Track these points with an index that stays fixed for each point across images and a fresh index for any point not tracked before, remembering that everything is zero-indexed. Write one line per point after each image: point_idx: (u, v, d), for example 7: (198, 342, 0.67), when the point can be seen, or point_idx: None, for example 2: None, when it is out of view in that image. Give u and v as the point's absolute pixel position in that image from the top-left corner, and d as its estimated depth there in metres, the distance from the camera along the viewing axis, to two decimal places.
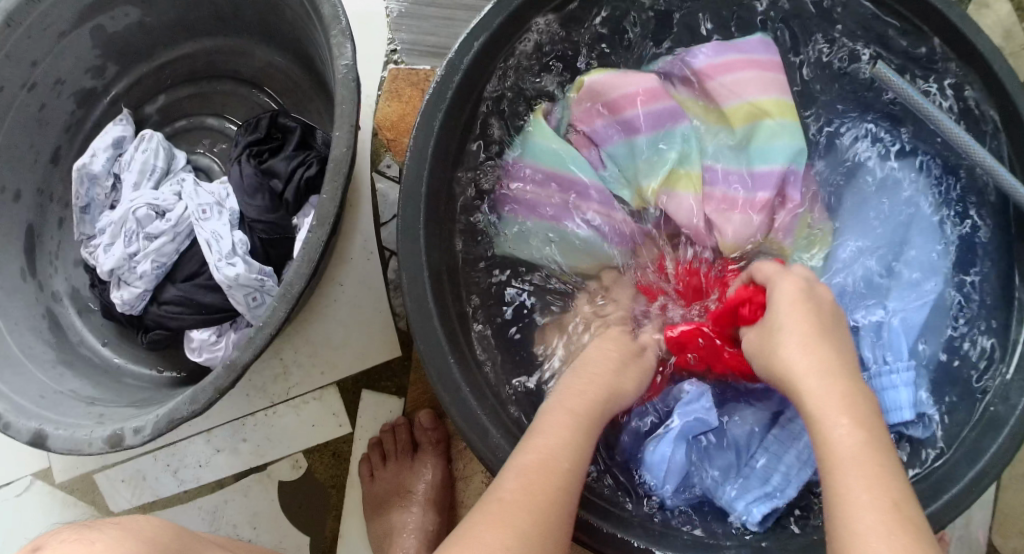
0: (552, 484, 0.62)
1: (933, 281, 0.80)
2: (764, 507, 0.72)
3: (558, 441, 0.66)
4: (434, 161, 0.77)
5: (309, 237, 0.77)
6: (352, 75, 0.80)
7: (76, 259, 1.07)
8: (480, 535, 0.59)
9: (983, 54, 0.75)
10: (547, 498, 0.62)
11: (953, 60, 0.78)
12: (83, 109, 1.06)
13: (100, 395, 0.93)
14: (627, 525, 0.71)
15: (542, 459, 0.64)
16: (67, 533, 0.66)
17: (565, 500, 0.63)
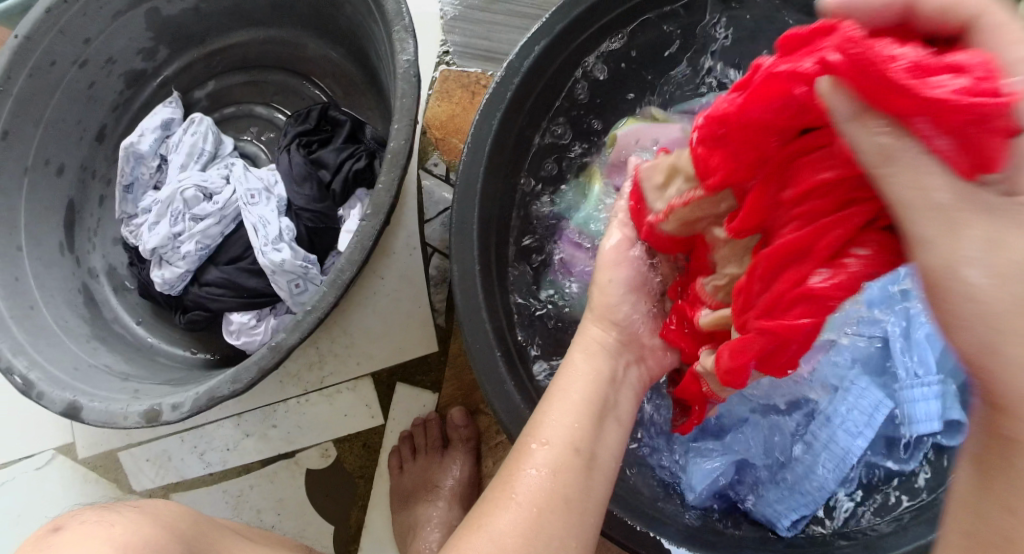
0: (570, 475, 0.58)
1: None
2: (797, 514, 0.74)
3: (557, 429, 0.60)
4: (490, 159, 0.78)
5: (363, 226, 0.79)
6: (412, 70, 0.81)
7: (114, 237, 1.08)
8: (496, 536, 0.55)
9: None
10: (540, 498, 0.57)
11: None
12: (132, 90, 1.07)
13: (133, 372, 0.93)
14: (662, 526, 0.70)
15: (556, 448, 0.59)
16: (89, 514, 0.62)
17: (583, 490, 0.58)
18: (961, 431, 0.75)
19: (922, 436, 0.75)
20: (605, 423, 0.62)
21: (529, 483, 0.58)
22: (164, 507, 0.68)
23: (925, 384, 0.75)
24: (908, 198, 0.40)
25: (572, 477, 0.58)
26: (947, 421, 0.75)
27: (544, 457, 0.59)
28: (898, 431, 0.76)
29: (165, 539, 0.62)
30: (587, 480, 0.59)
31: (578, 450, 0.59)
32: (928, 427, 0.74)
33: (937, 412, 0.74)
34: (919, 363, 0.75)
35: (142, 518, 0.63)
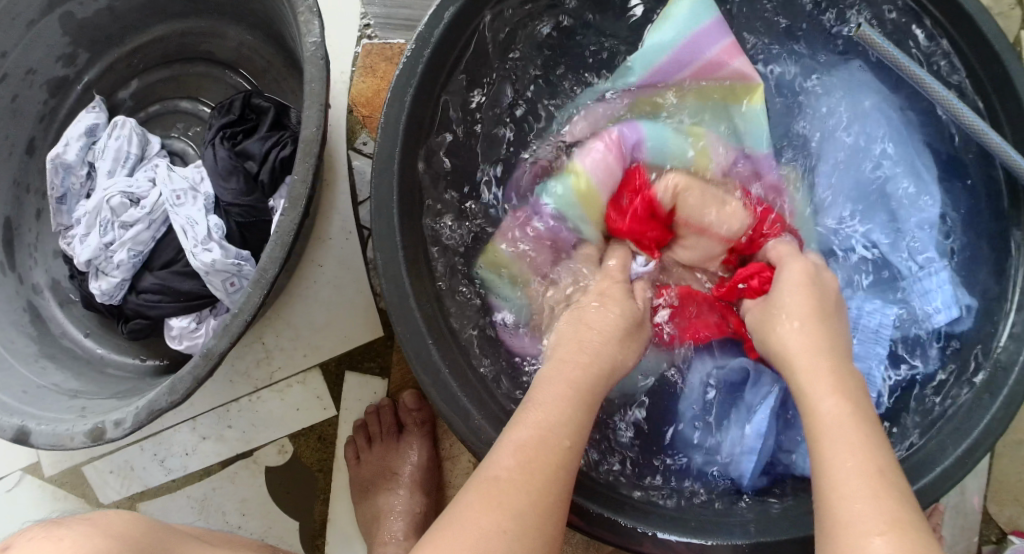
0: (548, 459, 0.61)
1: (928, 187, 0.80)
2: None
3: (558, 403, 0.65)
4: (407, 136, 0.74)
5: (282, 221, 0.74)
6: (320, 52, 0.77)
7: (56, 250, 1.06)
8: (473, 518, 0.58)
9: (970, 12, 0.74)
10: (520, 477, 0.60)
11: (942, 23, 0.77)
12: (56, 99, 1.04)
13: (84, 388, 0.91)
14: (618, 505, 0.70)
15: (541, 435, 0.62)
16: (34, 532, 0.66)
17: (563, 473, 0.62)
18: (972, 313, 0.77)
19: (937, 326, 0.78)
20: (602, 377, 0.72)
21: (525, 473, 0.60)
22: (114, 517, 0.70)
23: (930, 274, 0.79)
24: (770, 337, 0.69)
25: (555, 455, 0.62)
26: (959, 305, 0.78)
27: (528, 437, 0.62)
28: (915, 332, 0.80)
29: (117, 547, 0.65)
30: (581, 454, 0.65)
31: (580, 429, 0.64)
32: (941, 317, 0.78)
33: (946, 300, 0.78)
34: (921, 255, 0.80)
35: (90, 529, 0.66)
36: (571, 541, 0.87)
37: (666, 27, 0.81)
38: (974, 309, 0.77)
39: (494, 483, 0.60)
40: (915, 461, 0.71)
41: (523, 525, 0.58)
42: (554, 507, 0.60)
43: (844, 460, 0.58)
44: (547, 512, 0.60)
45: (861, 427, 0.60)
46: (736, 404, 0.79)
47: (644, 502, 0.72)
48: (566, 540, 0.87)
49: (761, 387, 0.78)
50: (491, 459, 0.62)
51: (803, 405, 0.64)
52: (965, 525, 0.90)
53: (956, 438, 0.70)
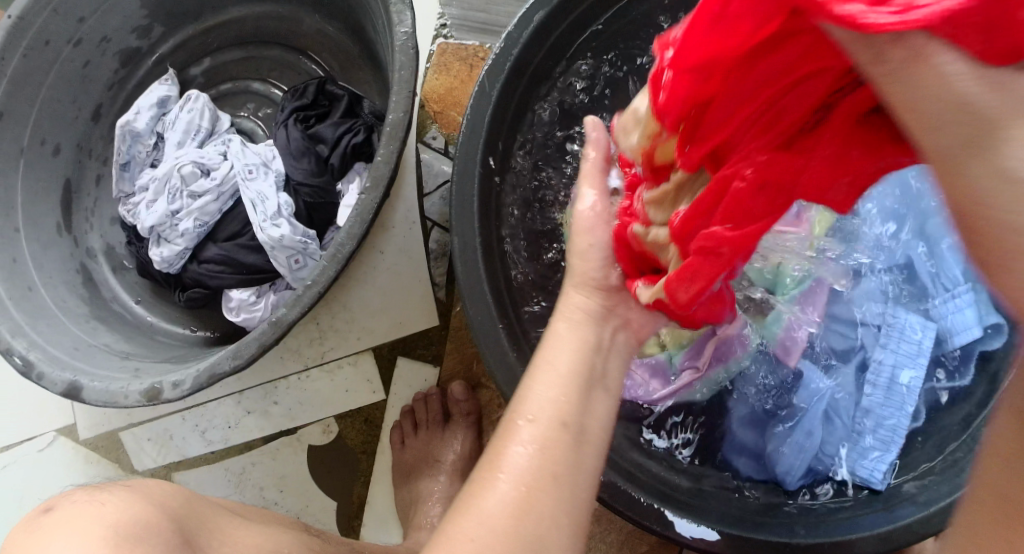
0: (551, 461, 0.54)
1: None
2: (882, 466, 0.76)
3: (541, 402, 0.56)
4: (490, 130, 0.78)
5: (361, 200, 0.78)
6: (410, 42, 0.80)
7: (112, 217, 1.07)
8: (463, 533, 0.52)
9: None
10: (527, 478, 0.53)
11: None
12: (127, 69, 1.06)
13: (134, 351, 0.93)
14: (666, 498, 0.73)
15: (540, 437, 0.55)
16: (80, 495, 0.62)
17: (572, 473, 0.55)
18: (1002, 330, 0.78)
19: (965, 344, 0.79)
20: (606, 345, 0.62)
21: (498, 498, 0.53)
22: (157, 486, 0.68)
23: (957, 295, 0.78)
24: (952, 114, 0.34)
25: (564, 453, 0.55)
26: (985, 324, 0.78)
27: (531, 434, 0.55)
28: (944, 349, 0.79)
29: (157, 517, 0.62)
30: (580, 455, 0.56)
31: (566, 425, 0.56)
32: (968, 335, 0.78)
33: (975, 319, 0.78)
34: (946, 278, 0.79)
35: (135, 496, 0.63)
36: (606, 540, 0.88)
37: None
38: (1005, 327, 0.78)
39: (466, 504, 0.54)
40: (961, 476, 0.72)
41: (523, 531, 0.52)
42: (539, 519, 0.52)
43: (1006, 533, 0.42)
44: (529, 526, 0.52)
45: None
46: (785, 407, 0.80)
47: (687, 496, 0.75)
48: (603, 540, 0.88)
49: (812, 392, 0.79)
50: (470, 483, 0.56)
51: None
52: None
53: None
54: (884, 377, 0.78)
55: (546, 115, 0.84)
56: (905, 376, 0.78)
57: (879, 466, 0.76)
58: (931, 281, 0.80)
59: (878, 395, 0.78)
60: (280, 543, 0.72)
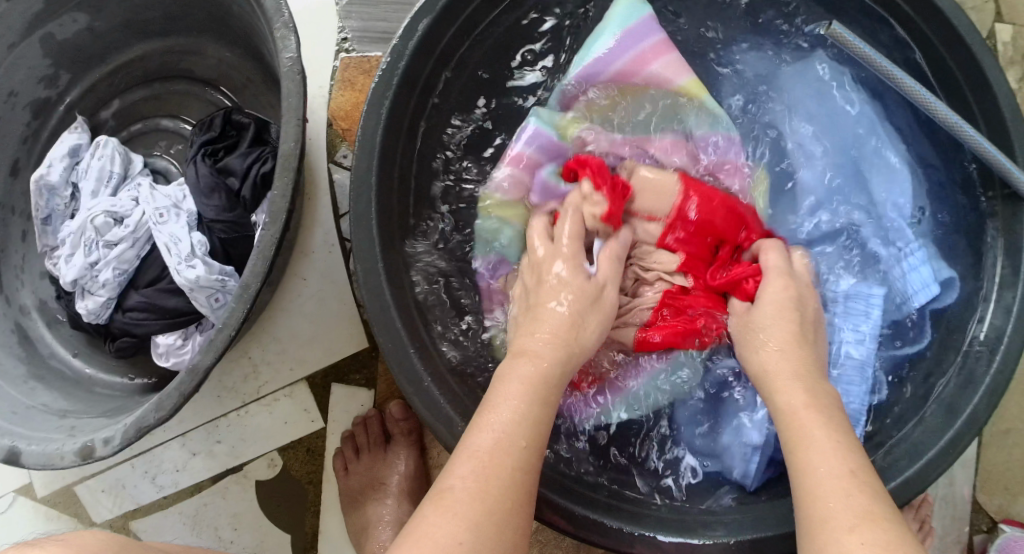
0: (510, 466, 0.59)
1: (902, 170, 0.81)
2: None
3: (511, 416, 0.61)
4: (385, 148, 0.75)
5: (263, 236, 0.75)
6: (297, 67, 0.78)
7: (43, 271, 1.06)
8: (430, 528, 0.55)
9: (944, 10, 0.75)
10: (484, 481, 0.57)
11: (917, 20, 0.78)
12: (39, 120, 1.04)
13: (72, 407, 0.91)
14: (608, 509, 0.71)
15: (497, 442, 0.59)
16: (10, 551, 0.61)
17: (526, 479, 0.59)
18: (954, 287, 0.79)
19: (921, 305, 0.79)
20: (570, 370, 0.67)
21: (467, 495, 0.57)
22: (92, 535, 0.67)
23: (910, 254, 0.79)
24: (748, 332, 0.72)
25: (521, 457, 0.59)
26: (942, 281, 0.79)
27: (490, 441, 0.60)
28: (905, 311, 0.80)
29: None
30: (539, 464, 0.61)
31: (532, 437, 0.61)
32: (928, 293, 0.78)
33: (931, 277, 0.78)
34: (897, 238, 0.80)
35: (63, 546, 0.63)
36: (562, 544, 0.88)
37: (603, 26, 0.82)
38: (956, 284, 0.79)
39: (440, 502, 0.56)
40: (903, 453, 0.72)
41: (487, 533, 0.55)
42: (513, 521, 0.57)
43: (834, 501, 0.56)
44: (505, 528, 0.56)
45: (858, 477, 0.57)
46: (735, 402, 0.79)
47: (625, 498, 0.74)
48: (557, 544, 0.88)
49: (760, 384, 0.78)
50: (441, 480, 0.59)
51: (794, 466, 0.60)
52: (956, 516, 0.91)
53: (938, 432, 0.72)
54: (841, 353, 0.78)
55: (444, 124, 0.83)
56: (856, 348, 0.78)
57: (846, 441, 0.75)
58: (878, 243, 0.81)
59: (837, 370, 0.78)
60: None
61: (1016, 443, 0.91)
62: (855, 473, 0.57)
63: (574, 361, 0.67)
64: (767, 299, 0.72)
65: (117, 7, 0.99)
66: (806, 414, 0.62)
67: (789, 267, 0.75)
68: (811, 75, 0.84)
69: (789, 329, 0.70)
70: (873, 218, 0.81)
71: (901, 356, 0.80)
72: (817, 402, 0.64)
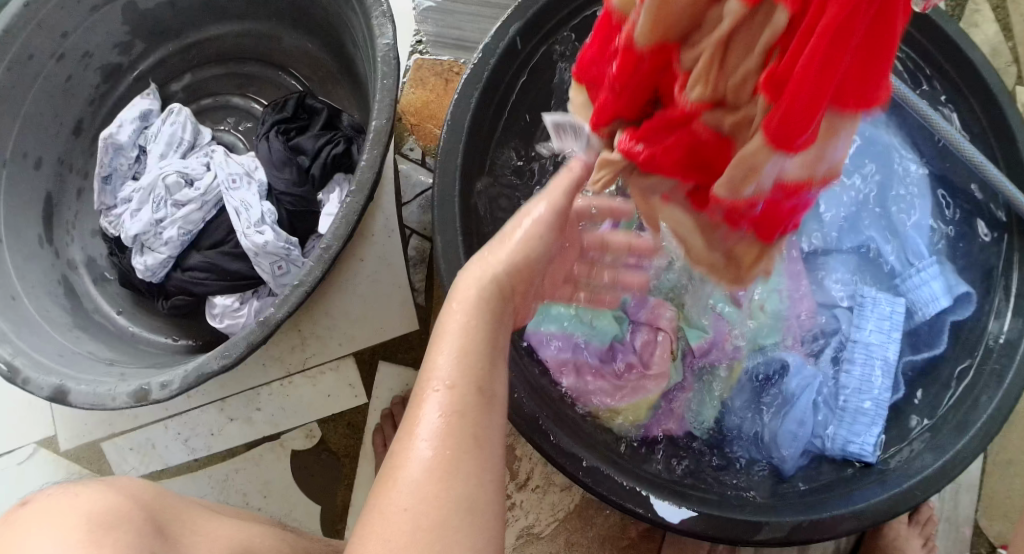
0: (462, 431, 0.53)
1: (923, 200, 0.89)
2: (871, 439, 0.81)
3: (451, 370, 0.55)
4: (469, 135, 0.81)
5: (349, 202, 0.79)
6: (392, 53, 0.84)
7: (93, 230, 1.07)
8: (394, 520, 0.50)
9: (978, 67, 0.82)
10: (445, 456, 0.52)
11: (944, 71, 0.84)
12: (108, 84, 1.08)
13: (119, 357, 0.93)
14: (647, 482, 0.75)
15: (449, 408, 0.53)
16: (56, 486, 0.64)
17: (488, 442, 0.53)
18: (969, 301, 0.86)
19: (935, 315, 0.86)
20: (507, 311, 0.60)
21: (421, 469, 0.51)
22: (131, 481, 0.70)
23: (924, 269, 0.86)
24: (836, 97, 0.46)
25: (476, 421, 0.53)
26: (953, 295, 0.86)
27: (442, 403, 0.53)
28: (918, 319, 0.87)
29: (128, 507, 0.64)
30: (494, 415, 0.55)
31: (481, 389, 0.54)
32: (938, 306, 0.85)
33: (941, 290, 0.85)
34: (912, 254, 0.88)
35: (107, 487, 0.65)
36: (588, 536, 0.91)
37: None
38: (970, 298, 0.86)
39: (388, 478, 0.51)
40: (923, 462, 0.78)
41: (448, 511, 0.50)
42: (465, 480, 0.51)
43: None
44: (457, 488, 0.51)
45: None
46: (776, 393, 0.85)
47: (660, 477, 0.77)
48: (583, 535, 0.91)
49: (802, 381, 0.84)
50: (388, 462, 0.53)
51: None
52: (959, 539, 0.93)
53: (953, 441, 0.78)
54: (862, 354, 0.85)
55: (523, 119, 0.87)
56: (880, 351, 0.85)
57: (870, 440, 0.81)
58: (890, 256, 0.89)
59: (860, 369, 0.84)
60: (255, 534, 0.74)
61: (1018, 473, 0.93)
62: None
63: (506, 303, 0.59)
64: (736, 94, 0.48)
65: None
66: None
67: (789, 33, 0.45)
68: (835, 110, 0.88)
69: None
70: (884, 232, 0.89)
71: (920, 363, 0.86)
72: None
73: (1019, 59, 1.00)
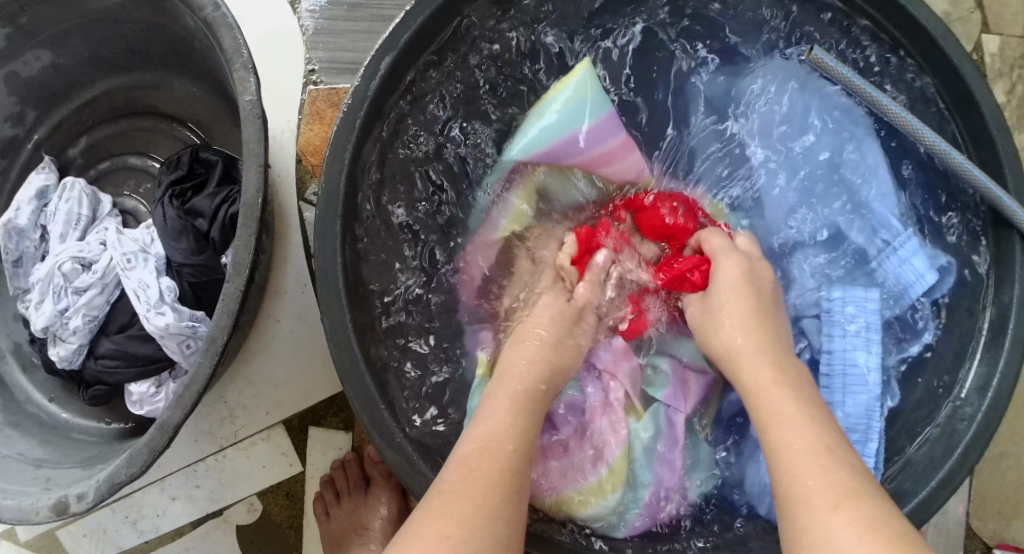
0: (498, 470, 0.61)
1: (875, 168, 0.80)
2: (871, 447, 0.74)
3: (498, 426, 0.64)
4: (354, 192, 0.74)
5: (228, 288, 0.73)
6: (257, 110, 0.76)
7: (15, 313, 1.03)
8: (424, 530, 0.56)
9: (929, 30, 0.73)
10: (480, 489, 0.59)
11: (903, 46, 0.76)
12: (6, 159, 1.02)
13: (48, 456, 0.91)
14: None
15: (483, 446, 0.62)
16: None
17: (516, 481, 0.61)
18: (950, 274, 0.77)
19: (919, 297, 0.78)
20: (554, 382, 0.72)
21: (451, 497, 0.58)
22: None
23: (898, 248, 0.78)
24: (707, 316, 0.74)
25: (515, 472, 0.61)
26: (936, 271, 0.77)
27: (484, 448, 0.62)
28: (902, 305, 0.79)
29: None
30: (530, 468, 0.64)
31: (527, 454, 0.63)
32: (922, 285, 0.77)
33: (923, 268, 0.77)
34: (881, 234, 0.80)
35: None
36: None
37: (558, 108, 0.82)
38: (954, 267, 0.77)
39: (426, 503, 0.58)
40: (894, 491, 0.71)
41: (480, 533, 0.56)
42: (493, 523, 0.57)
43: (800, 453, 0.57)
44: (481, 532, 0.56)
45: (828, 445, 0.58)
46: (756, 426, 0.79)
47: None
48: None
49: None
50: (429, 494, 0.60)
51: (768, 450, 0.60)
52: (949, 541, 0.89)
53: (933, 467, 0.71)
54: (841, 362, 0.77)
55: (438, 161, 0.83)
56: (860, 357, 0.77)
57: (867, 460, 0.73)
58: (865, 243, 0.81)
59: (841, 383, 0.77)
60: None
61: (1011, 466, 0.90)
62: (851, 495, 0.54)
63: (554, 378, 0.72)
64: (724, 280, 0.73)
65: (79, 41, 0.97)
66: (803, 443, 0.58)
67: (749, 273, 0.74)
68: (768, 82, 0.84)
69: (752, 309, 0.71)
70: (852, 216, 0.81)
71: (909, 356, 0.78)
72: (781, 376, 0.65)
73: (982, 3, 0.95)
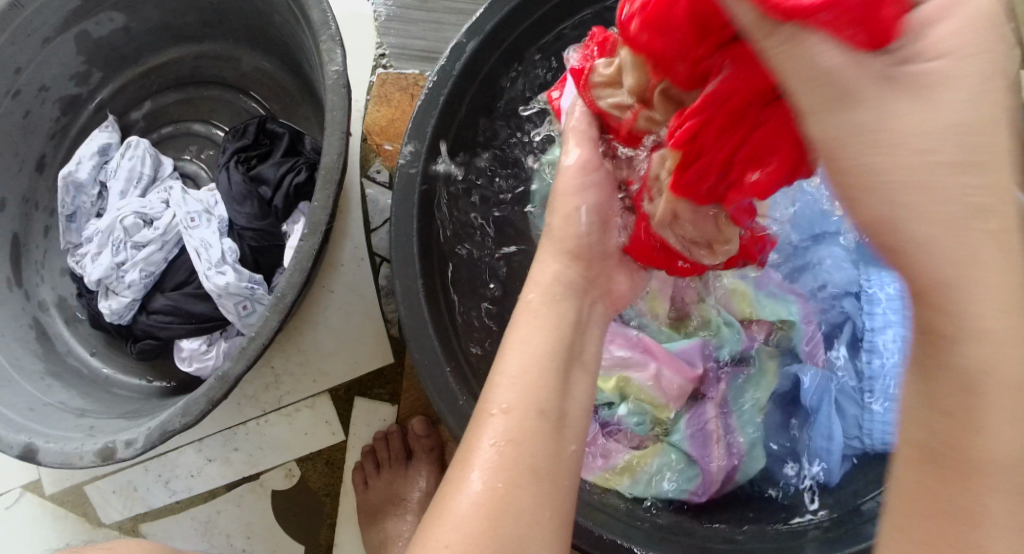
0: (520, 456, 0.53)
1: None
2: (903, 422, 0.76)
3: (514, 394, 0.55)
4: (428, 164, 0.76)
5: (301, 247, 0.76)
6: (342, 80, 0.79)
7: (63, 268, 1.04)
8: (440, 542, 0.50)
9: None
10: (503, 474, 0.52)
11: None
12: (68, 116, 1.03)
13: (89, 407, 0.91)
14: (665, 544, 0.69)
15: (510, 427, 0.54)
16: None
17: (546, 458, 0.53)
18: None
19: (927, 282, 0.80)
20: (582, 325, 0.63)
21: (470, 501, 0.51)
22: None
23: None
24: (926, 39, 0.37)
25: (540, 442, 0.54)
26: None
27: (504, 427, 0.54)
28: None
29: None
30: (558, 443, 0.55)
31: (544, 413, 0.55)
32: None
33: None
34: None
35: None
36: None
37: None
38: None
39: (442, 505, 0.52)
40: None
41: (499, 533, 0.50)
42: (519, 515, 0.51)
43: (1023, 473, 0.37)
44: (506, 528, 0.50)
45: None
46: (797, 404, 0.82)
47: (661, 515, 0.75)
48: None
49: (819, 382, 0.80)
50: (448, 480, 0.54)
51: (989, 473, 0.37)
52: None
53: None
54: (869, 345, 0.81)
55: (537, 148, 0.87)
56: (891, 329, 0.80)
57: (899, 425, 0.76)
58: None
59: (878, 360, 0.80)
60: None
61: None
62: None
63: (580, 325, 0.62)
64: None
65: (154, 9, 0.99)
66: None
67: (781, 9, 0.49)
68: None
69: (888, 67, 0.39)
70: None
71: None
72: None
73: None
